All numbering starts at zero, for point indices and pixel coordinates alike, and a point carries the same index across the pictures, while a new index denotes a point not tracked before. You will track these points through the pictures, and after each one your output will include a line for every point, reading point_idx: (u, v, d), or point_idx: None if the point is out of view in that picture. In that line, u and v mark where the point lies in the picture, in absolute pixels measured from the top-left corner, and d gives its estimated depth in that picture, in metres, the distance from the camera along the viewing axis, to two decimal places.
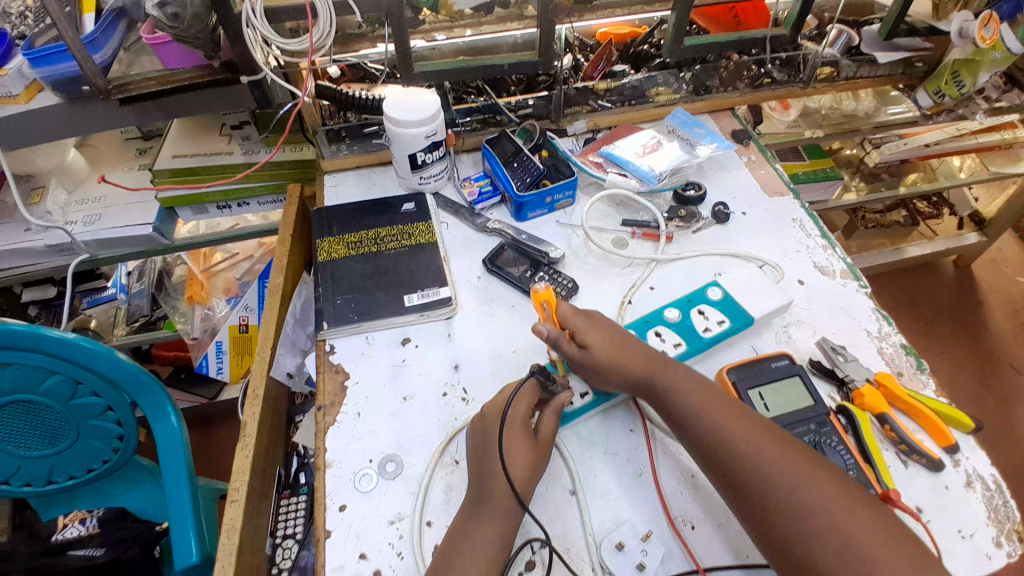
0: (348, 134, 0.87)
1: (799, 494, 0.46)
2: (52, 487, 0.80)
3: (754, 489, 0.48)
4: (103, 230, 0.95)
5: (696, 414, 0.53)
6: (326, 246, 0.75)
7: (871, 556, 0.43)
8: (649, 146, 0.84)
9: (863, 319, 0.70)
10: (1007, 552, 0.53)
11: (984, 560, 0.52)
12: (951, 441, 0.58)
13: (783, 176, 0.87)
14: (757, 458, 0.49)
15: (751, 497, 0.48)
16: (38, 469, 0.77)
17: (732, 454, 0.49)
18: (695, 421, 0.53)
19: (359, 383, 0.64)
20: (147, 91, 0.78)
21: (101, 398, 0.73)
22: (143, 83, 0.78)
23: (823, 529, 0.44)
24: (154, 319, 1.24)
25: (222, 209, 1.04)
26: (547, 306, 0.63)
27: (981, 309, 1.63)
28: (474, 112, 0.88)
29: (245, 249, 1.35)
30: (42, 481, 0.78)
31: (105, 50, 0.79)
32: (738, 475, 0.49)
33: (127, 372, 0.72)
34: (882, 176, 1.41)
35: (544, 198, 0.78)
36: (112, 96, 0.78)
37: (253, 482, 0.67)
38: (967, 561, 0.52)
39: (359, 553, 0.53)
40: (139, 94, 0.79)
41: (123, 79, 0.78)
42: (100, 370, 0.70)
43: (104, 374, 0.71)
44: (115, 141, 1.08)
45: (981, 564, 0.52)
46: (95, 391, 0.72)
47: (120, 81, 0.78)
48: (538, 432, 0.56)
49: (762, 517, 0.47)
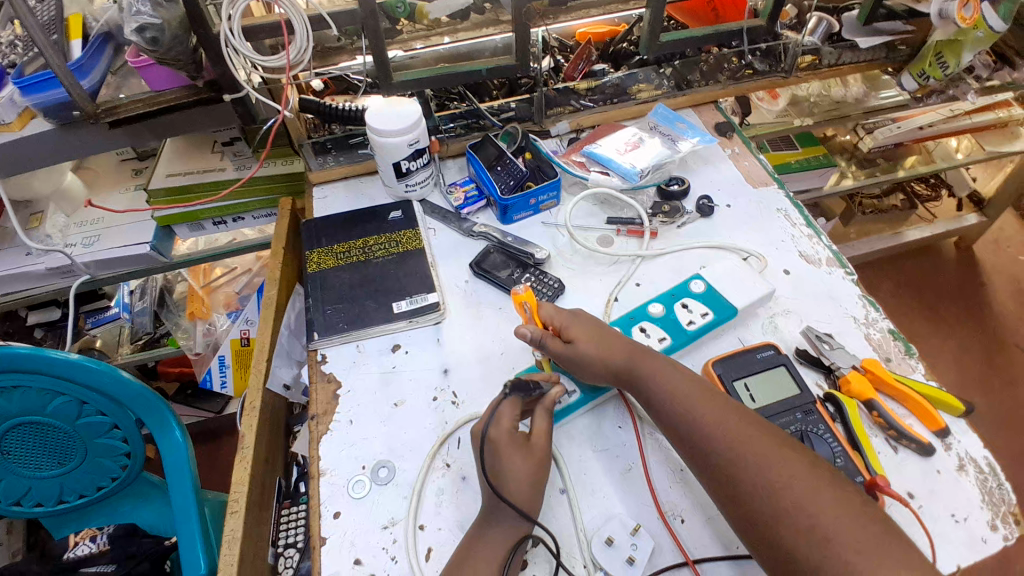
0: (333, 146, 0.87)
1: (771, 480, 0.47)
2: (64, 506, 0.81)
3: (730, 477, 0.48)
4: (104, 251, 0.97)
5: (677, 404, 0.54)
6: (316, 257, 0.76)
7: (840, 539, 0.43)
8: (631, 143, 0.85)
9: (849, 305, 0.70)
10: (1003, 535, 0.53)
11: (979, 543, 0.52)
12: (940, 425, 0.58)
13: (767, 167, 0.87)
14: (733, 445, 0.49)
15: (726, 484, 0.49)
16: (48, 489, 0.78)
17: (711, 443, 0.50)
18: (675, 410, 0.54)
19: (351, 391, 0.65)
20: (136, 113, 0.80)
21: (107, 417, 0.74)
22: (132, 106, 0.80)
23: (794, 514, 0.45)
24: (157, 336, 1.28)
25: (218, 225, 1.05)
26: (528, 307, 0.63)
27: (984, 290, 1.62)
28: (457, 118, 0.90)
29: (244, 263, 1.36)
30: (54, 500, 0.80)
31: (93, 75, 0.80)
32: (715, 464, 0.50)
33: (132, 390, 0.74)
34: (878, 161, 1.40)
35: (528, 200, 0.79)
36: (102, 119, 0.80)
37: (253, 493, 0.69)
38: (962, 545, 0.52)
39: (354, 559, 0.54)
40: (127, 117, 0.80)
41: (112, 102, 0.80)
42: (104, 390, 0.72)
43: (109, 393, 0.72)
44: (111, 163, 1.10)
45: (976, 547, 0.52)
46: (100, 410, 0.74)
47: (109, 105, 0.79)
48: (534, 427, 0.56)
49: (736, 503, 0.48)
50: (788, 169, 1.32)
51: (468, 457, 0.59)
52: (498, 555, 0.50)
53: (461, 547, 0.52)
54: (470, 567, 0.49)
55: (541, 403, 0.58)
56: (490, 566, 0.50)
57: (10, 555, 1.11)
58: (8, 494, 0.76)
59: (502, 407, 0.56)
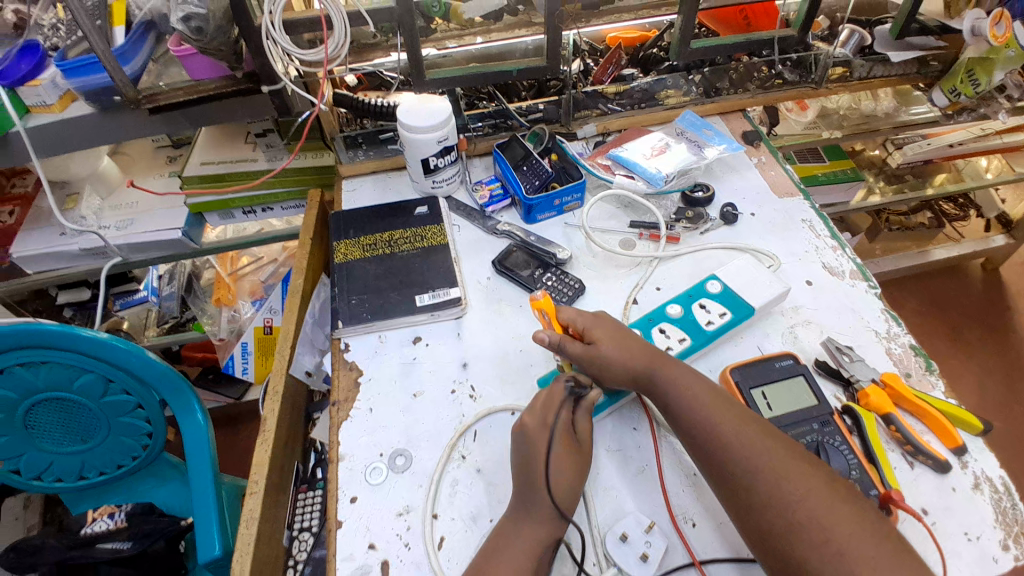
0: (364, 141, 0.90)
1: (785, 489, 0.47)
2: (84, 481, 0.84)
3: (743, 485, 0.49)
4: (136, 235, 1.00)
5: (692, 409, 0.54)
6: (342, 248, 0.78)
7: (853, 553, 0.43)
8: (658, 148, 0.86)
9: (871, 319, 0.69)
10: (1014, 555, 0.52)
11: (991, 562, 0.52)
12: (958, 443, 0.58)
13: (794, 177, 0.87)
14: (749, 453, 0.50)
15: (741, 491, 0.49)
16: (70, 465, 0.81)
17: (728, 453, 0.51)
18: (690, 414, 0.54)
19: (371, 379, 0.67)
20: (176, 101, 0.83)
21: (131, 396, 0.77)
22: (173, 94, 0.83)
23: (806, 526, 0.45)
24: (183, 320, 1.32)
25: (248, 214, 1.08)
26: (547, 314, 0.65)
27: (1010, 314, 1.58)
28: (486, 117, 0.91)
29: (270, 253, 1.38)
30: (75, 475, 0.83)
31: (135, 62, 0.83)
32: (729, 472, 0.50)
33: (156, 371, 0.76)
34: (905, 177, 1.39)
35: (553, 201, 0.79)
36: (142, 105, 0.83)
37: (271, 476, 0.70)
38: (973, 563, 0.52)
39: (368, 544, 0.55)
40: (167, 104, 0.84)
41: (152, 90, 0.83)
42: (129, 369, 0.74)
43: (134, 373, 0.75)
44: (147, 150, 1.13)
45: (987, 566, 0.52)
46: (125, 388, 0.76)
47: (149, 92, 0.83)
48: (561, 417, 0.57)
49: (750, 512, 0.48)
50: (815, 182, 1.30)
51: (483, 451, 0.60)
52: (513, 550, 0.50)
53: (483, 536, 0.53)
54: None
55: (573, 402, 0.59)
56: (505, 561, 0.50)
57: (27, 528, 1.15)
58: (31, 467, 0.79)
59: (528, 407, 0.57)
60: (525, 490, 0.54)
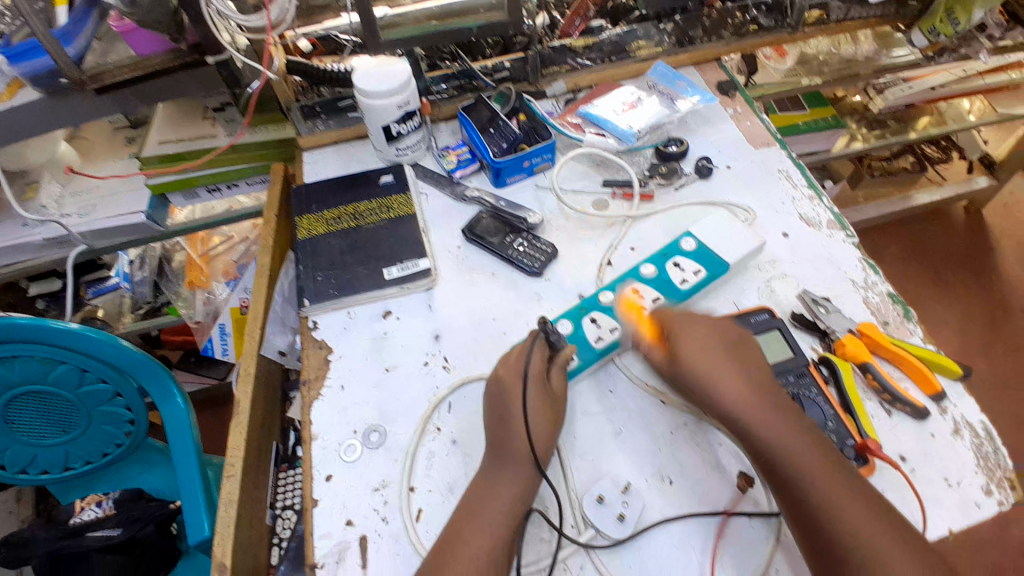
0: (323, 109, 0.84)
1: (864, 522, 0.46)
2: (70, 472, 0.83)
3: (822, 486, 0.48)
4: (99, 220, 0.96)
5: (757, 425, 0.51)
6: (305, 223, 0.75)
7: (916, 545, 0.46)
8: (629, 103, 0.82)
9: (848, 268, 0.68)
10: (998, 500, 0.53)
11: (973, 508, 0.52)
12: (937, 389, 0.58)
13: (770, 127, 0.84)
14: (811, 456, 0.50)
15: (816, 528, 0.47)
16: (54, 456, 0.80)
17: (799, 456, 0.49)
18: (754, 432, 0.51)
19: (342, 356, 0.65)
20: (120, 79, 0.79)
21: (109, 385, 0.75)
22: (117, 72, 0.79)
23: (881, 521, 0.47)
24: (159, 304, 1.27)
25: (213, 192, 1.04)
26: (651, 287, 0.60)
27: (992, 256, 1.59)
28: (450, 78, 0.86)
29: (241, 231, 1.34)
30: (60, 466, 0.81)
31: (79, 42, 0.77)
32: (802, 504, 0.48)
33: (134, 358, 0.74)
34: (887, 122, 1.37)
35: (522, 162, 0.77)
36: (88, 86, 0.79)
37: (249, 457, 0.69)
38: (955, 509, 0.52)
39: (346, 521, 0.55)
40: (114, 83, 0.80)
41: (98, 69, 0.79)
42: (105, 358, 0.72)
43: (110, 361, 0.73)
44: (104, 132, 1.07)
45: (969, 511, 0.52)
46: (101, 378, 0.74)
47: (95, 71, 0.79)
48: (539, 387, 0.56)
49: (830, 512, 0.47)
50: (795, 131, 1.27)
51: (460, 422, 0.60)
52: (497, 528, 0.50)
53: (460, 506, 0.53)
54: (468, 538, 0.49)
55: (555, 362, 0.59)
56: (486, 538, 0.49)
57: (21, 521, 1.14)
58: (14, 462, 0.78)
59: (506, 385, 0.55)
60: (501, 463, 0.53)
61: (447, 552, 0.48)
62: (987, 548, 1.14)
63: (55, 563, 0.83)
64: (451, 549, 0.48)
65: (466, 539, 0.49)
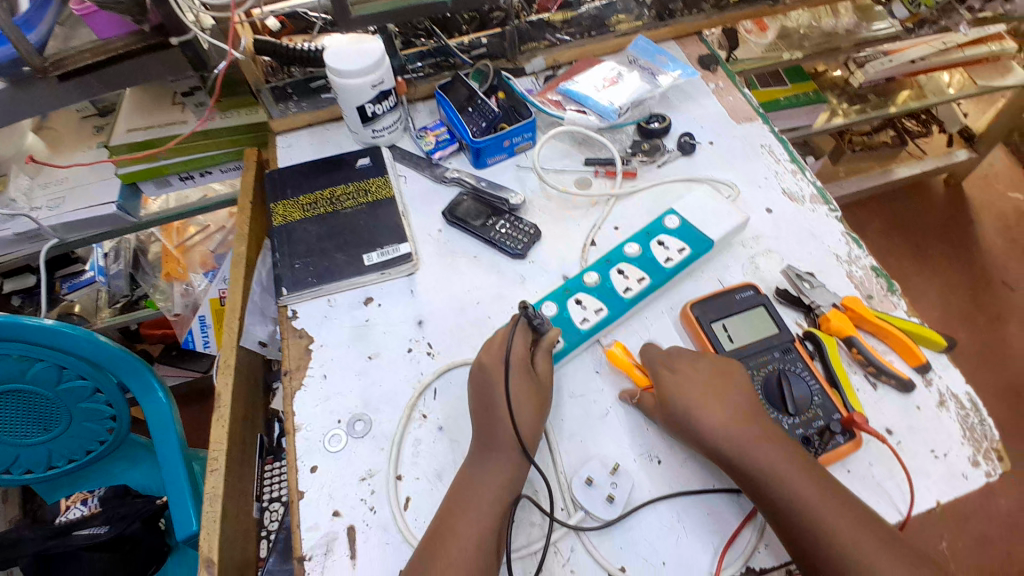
0: (295, 91, 0.83)
1: (864, 546, 0.45)
2: (54, 471, 0.81)
3: (807, 504, 0.46)
4: (70, 213, 0.93)
5: (747, 453, 0.49)
6: (281, 209, 0.72)
7: (909, 551, 0.45)
8: (610, 79, 0.81)
9: (832, 243, 0.68)
10: (985, 471, 0.53)
11: (960, 479, 0.53)
12: (921, 361, 0.58)
13: (752, 102, 0.83)
14: (794, 473, 0.48)
15: (804, 544, 0.46)
16: (36, 456, 0.77)
17: (780, 476, 0.48)
18: (745, 461, 0.49)
19: (323, 345, 0.64)
20: (84, 64, 0.75)
21: (88, 381, 0.73)
22: (79, 57, 0.75)
23: (871, 533, 0.45)
24: (136, 298, 1.24)
25: (186, 180, 1.01)
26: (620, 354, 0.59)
27: (973, 228, 1.61)
28: (425, 56, 0.84)
29: (217, 220, 1.30)
30: (44, 466, 0.79)
31: (41, 28, 0.74)
32: (788, 523, 0.47)
33: (112, 353, 0.72)
34: (868, 96, 1.37)
35: (502, 142, 0.75)
36: (50, 74, 0.75)
37: (233, 450, 0.68)
38: (942, 480, 0.53)
39: (333, 512, 0.54)
40: (76, 69, 0.75)
41: (60, 55, 0.75)
42: (83, 354, 0.70)
43: (88, 357, 0.71)
44: (72, 122, 1.01)
45: (956, 482, 0.53)
46: (80, 374, 0.72)
47: (56, 58, 0.75)
48: (528, 371, 0.56)
49: (818, 528, 0.45)
50: (777, 107, 1.26)
51: (446, 408, 0.59)
52: (487, 514, 0.49)
53: (449, 493, 0.52)
54: (459, 527, 0.48)
55: (541, 345, 0.58)
56: (477, 525, 0.49)
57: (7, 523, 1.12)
58: None
59: (493, 370, 0.55)
60: (488, 446, 0.53)
61: (438, 541, 0.48)
62: (972, 516, 1.16)
63: (41, 564, 0.78)
64: (442, 538, 0.48)
65: (457, 526, 0.49)
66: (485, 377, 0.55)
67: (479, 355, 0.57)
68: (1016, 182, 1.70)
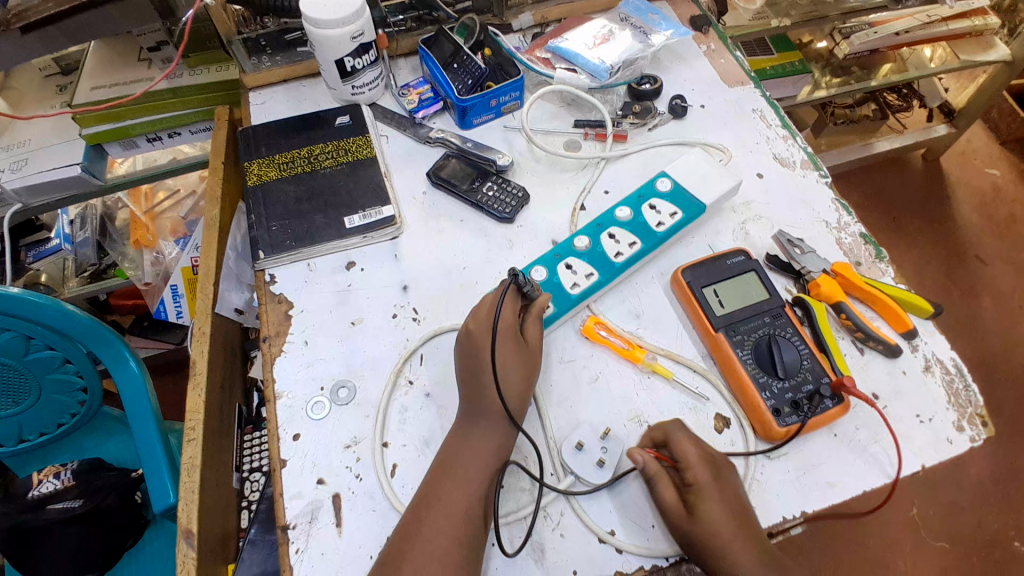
0: (269, 44, 0.78)
1: None
2: (25, 445, 0.78)
3: None
4: (33, 176, 0.87)
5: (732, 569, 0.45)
6: (254, 168, 0.69)
7: None
8: (601, 36, 0.77)
9: (821, 209, 0.68)
10: (969, 436, 0.54)
11: (945, 444, 0.54)
12: (908, 327, 0.58)
13: (744, 65, 0.81)
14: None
15: None
16: (5, 429, 0.74)
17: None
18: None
19: (304, 311, 0.61)
20: (46, 14, 0.69)
21: (56, 351, 0.70)
22: (42, 7, 0.70)
23: None
24: (104, 267, 1.17)
25: (153, 142, 0.95)
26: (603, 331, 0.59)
27: (949, 202, 1.63)
28: (407, 9, 0.80)
29: (187, 185, 1.25)
30: (13, 439, 0.76)
31: None
32: None
33: (81, 323, 0.68)
34: (851, 69, 1.36)
35: (489, 101, 0.72)
36: (13, 25, 0.70)
37: (211, 421, 0.66)
38: (927, 444, 0.54)
39: (317, 479, 0.52)
40: (39, 21, 0.70)
41: (22, 5, 0.70)
42: (50, 324, 0.67)
43: (55, 327, 0.67)
44: (34, 80, 0.94)
45: (941, 447, 0.53)
46: (48, 344, 0.69)
47: (18, 8, 0.70)
48: (517, 339, 0.54)
49: None
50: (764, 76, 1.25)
51: (433, 375, 0.57)
52: (477, 484, 0.49)
53: (438, 460, 0.51)
54: (449, 495, 0.48)
55: (532, 310, 0.57)
56: (466, 495, 0.48)
57: None
58: None
59: (482, 339, 0.53)
60: (478, 412, 0.52)
61: (425, 507, 0.47)
62: (945, 484, 1.21)
63: None
64: (430, 505, 0.47)
65: (445, 492, 0.48)
66: (474, 345, 0.53)
67: (468, 319, 0.55)
68: (993, 158, 1.72)
